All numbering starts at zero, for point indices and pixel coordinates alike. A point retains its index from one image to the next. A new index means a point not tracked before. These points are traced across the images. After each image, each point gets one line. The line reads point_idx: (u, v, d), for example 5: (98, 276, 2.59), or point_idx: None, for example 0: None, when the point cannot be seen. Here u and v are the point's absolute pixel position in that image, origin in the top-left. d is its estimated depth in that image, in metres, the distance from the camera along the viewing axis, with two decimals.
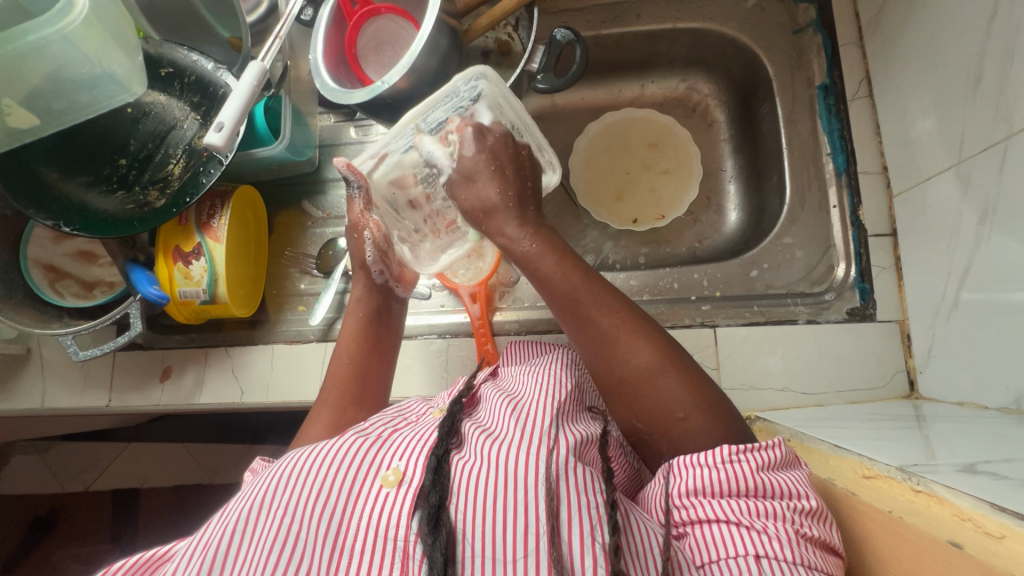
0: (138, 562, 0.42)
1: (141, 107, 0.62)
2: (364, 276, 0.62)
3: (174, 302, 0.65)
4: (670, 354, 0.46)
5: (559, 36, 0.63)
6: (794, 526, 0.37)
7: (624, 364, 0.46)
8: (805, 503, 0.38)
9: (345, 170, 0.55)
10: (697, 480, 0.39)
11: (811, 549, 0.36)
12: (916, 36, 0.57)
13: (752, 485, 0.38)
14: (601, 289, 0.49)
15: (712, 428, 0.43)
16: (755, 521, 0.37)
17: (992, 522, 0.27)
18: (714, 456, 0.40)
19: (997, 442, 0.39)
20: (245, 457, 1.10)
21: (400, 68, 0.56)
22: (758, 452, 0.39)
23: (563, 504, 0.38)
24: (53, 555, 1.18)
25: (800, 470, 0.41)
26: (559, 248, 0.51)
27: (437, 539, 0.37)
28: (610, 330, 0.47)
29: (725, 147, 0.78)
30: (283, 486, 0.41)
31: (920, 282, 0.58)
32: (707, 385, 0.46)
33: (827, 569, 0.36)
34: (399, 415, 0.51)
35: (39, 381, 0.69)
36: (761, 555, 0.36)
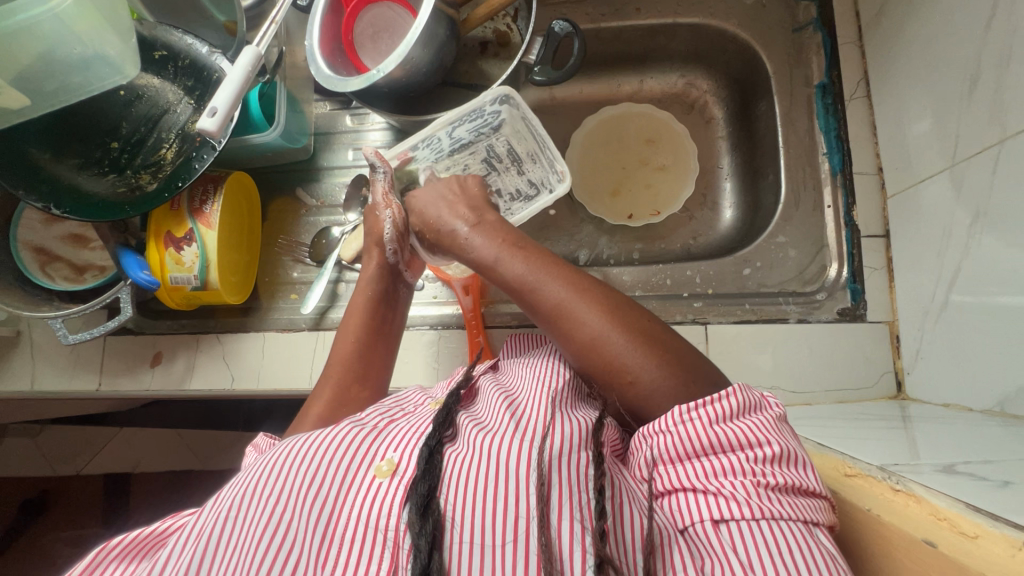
0: (134, 540, 0.43)
1: (134, 90, 0.60)
2: (378, 254, 0.61)
3: (164, 287, 0.64)
4: (615, 316, 0.44)
5: (557, 29, 0.61)
6: (753, 478, 0.36)
7: (570, 336, 0.45)
8: (764, 450, 0.38)
9: (371, 156, 0.60)
10: (653, 448, 0.40)
11: (775, 497, 0.36)
12: (915, 37, 0.57)
13: (706, 442, 0.38)
14: (544, 263, 0.48)
15: (664, 382, 0.42)
16: (710, 484, 0.37)
17: (967, 522, 0.27)
18: (669, 419, 0.40)
19: (979, 443, 0.39)
20: (238, 444, 1.11)
21: (395, 56, 0.55)
22: (711, 406, 0.39)
23: (553, 490, 0.38)
24: (45, 537, 1.19)
25: (766, 413, 0.40)
26: (501, 237, 0.51)
27: (424, 526, 0.37)
28: (553, 302, 0.45)
29: (722, 144, 0.78)
30: (275, 475, 0.41)
31: (910, 284, 0.58)
32: (657, 340, 0.44)
33: (799, 515, 0.35)
34: (396, 406, 0.51)
35: (28, 364, 0.69)
36: (720, 519, 0.36)
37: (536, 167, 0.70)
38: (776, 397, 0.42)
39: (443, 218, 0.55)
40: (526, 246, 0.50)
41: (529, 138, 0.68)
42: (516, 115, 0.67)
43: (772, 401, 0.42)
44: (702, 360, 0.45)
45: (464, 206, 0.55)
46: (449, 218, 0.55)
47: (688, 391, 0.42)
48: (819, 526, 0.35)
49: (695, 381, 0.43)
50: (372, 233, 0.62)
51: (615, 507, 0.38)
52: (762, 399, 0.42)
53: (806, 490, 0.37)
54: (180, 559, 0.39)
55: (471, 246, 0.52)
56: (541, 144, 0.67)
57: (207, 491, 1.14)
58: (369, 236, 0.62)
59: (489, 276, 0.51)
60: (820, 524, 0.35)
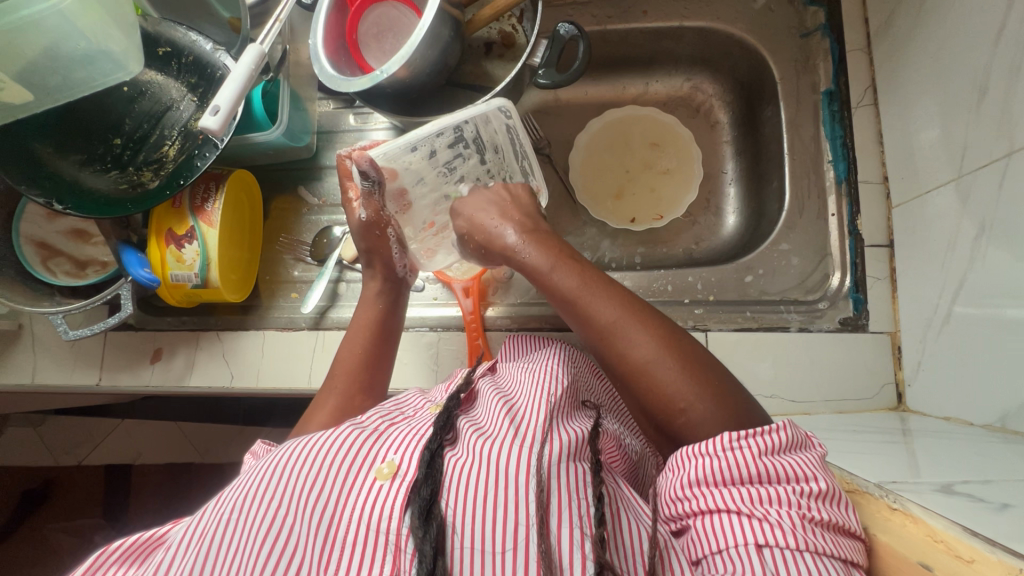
0: (134, 543, 0.43)
1: (137, 86, 0.60)
2: (383, 272, 0.61)
3: (165, 284, 0.64)
4: (670, 342, 0.44)
5: (562, 31, 0.61)
6: (799, 510, 0.35)
7: (622, 356, 0.45)
8: (812, 485, 0.36)
9: (367, 166, 0.53)
10: (699, 469, 0.38)
11: (820, 533, 0.35)
12: (924, 46, 0.56)
13: (756, 471, 0.37)
14: (598, 282, 0.48)
15: (715, 415, 0.41)
16: (755, 509, 0.36)
17: (963, 545, 0.27)
18: (714, 444, 0.38)
19: (979, 461, 0.39)
20: (237, 438, 1.11)
21: (399, 58, 0.55)
22: (766, 436, 0.38)
23: (552, 497, 0.38)
24: (44, 527, 1.19)
25: (811, 450, 0.39)
26: (555, 249, 0.51)
27: (428, 532, 0.37)
28: (606, 322, 0.46)
29: (727, 150, 0.77)
30: (277, 477, 0.41)
31: (913, 295, 0.57)
32: (711, 372, 0.43)
33: (841, 554, 0.34)
34: (396, 410, 0.51)
35: (29, 357, 0.69)
36: (763, 544, 0.35)
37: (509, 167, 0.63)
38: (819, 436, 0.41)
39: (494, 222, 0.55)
40: (579, 262, 0.50)
41: (503, 138, 0.59)
42: (497, 119, 0.56)
43: (817, 441, 0.41)
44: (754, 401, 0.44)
45: (518, 212, 0.56)
46: (497, 225, 0.55)
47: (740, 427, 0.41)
48: (856, 566, 0.34)
49: (747, 421, 0.42)
50: (373, 248, 0.60)
51: (612, 516, 0.39)
52: (805, 437, 0.41)
53: (849, 530, 0.35)
54: (184, 561, 0.39)
55: (522, 253, 0.52)
56: (520, 154, 0.61)
57: (207, 485, 1.15)
58: (372, 254, 0.60)
59: (538, 282, 0.50)
60: (856, 564, 0.34)
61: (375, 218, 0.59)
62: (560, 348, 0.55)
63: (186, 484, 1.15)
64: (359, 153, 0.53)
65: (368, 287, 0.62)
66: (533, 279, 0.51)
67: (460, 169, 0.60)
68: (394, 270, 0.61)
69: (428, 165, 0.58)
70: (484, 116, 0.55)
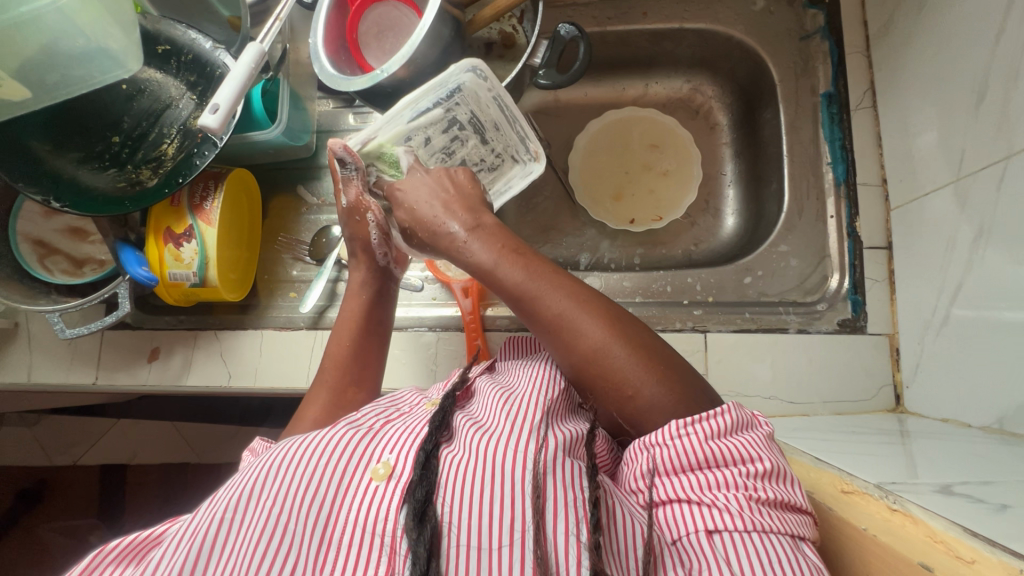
0: (129, 544, 0.42)
1: (136, 84, 0.61)
2: (367, 260, 0.61)
3: (164, 283, 0.64)
4: (618, 328, 0.44)
5: (563, 32, 0.61)
6: (746, 491, 0.37)
7: (571, 347, 0.44)
8: (757, 466, 0.38)
9: (342, 153, 0.55)
10: (650, 459, 0.40)
11: (766, 512, 0.36)
12: (923, 49, 0.56)
13: (704, 456, 0.38)
14: (546, 273, 0.46)
15: (665, 397, 0.42)
16: (705, 495, 0.37)
17: (964, 546, 0.27)
18: (665, 432, 0.39)
19: (978, 462, 0.39)
20: (233, 438, 1.11)
21: (400, 57, 0.56)
22: (709, 420, 0.39)
23: (547, 499, 0.38)
24: (39, 527, 1.19)
25: (757, 431, 0.41)
26: (500, 243, 0.49)
27: (422, 534, 0.37)
28: (554, 313, 0.44)
29: (726, 151, 0.78)
30: (273, 476, 0.41)
31: (912, 297, 0.57)
32: (659, 356, 0.43)
33: (787, 530, 0.35)
34: (391, 406, 0.51)
35: (25, 356, 0.69)
36: (714, 530, 0.36)
37: (504, 138, 0.65)
38: (766, 415, 0.43)
39: (437, 217, 0.52)
40: (524, 253, 0.48)
41: (491, 107, 0.62)
42: (480, 90, 0.60)
43: (763, 420, 0.42)
44: (702, 380, 0.44)
45: (461, 207, 0.53)
46: (441, 218, 0.52)
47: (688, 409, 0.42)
48: (805, 540, 0.36)
49: (694, 400, 0.42)
50: (356, 236, 0.60)
51: (609, 515, 0.38)
52: (752, 417, 0.42)
53: (795, 506, 0.37)
54: (173, 558, 0.38)
55: (468, 251, 0.50)
56: (511, 121, 0.63)
57: (204, 485, 1.14)
58: (354, 240, 0.60)
59: (483, 279, 0.49)
60: (805, 538, 0.36)
61: (356, 204, 0.58)
62: None
63: (183, 484, 1.15)
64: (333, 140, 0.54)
65: (352, 277, 0.61)
66: (479, 275, 0.49)
67: (460, 151, 0.65)
68: (377, 258, 0.61)
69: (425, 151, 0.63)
70: (468, 86, 0.59)
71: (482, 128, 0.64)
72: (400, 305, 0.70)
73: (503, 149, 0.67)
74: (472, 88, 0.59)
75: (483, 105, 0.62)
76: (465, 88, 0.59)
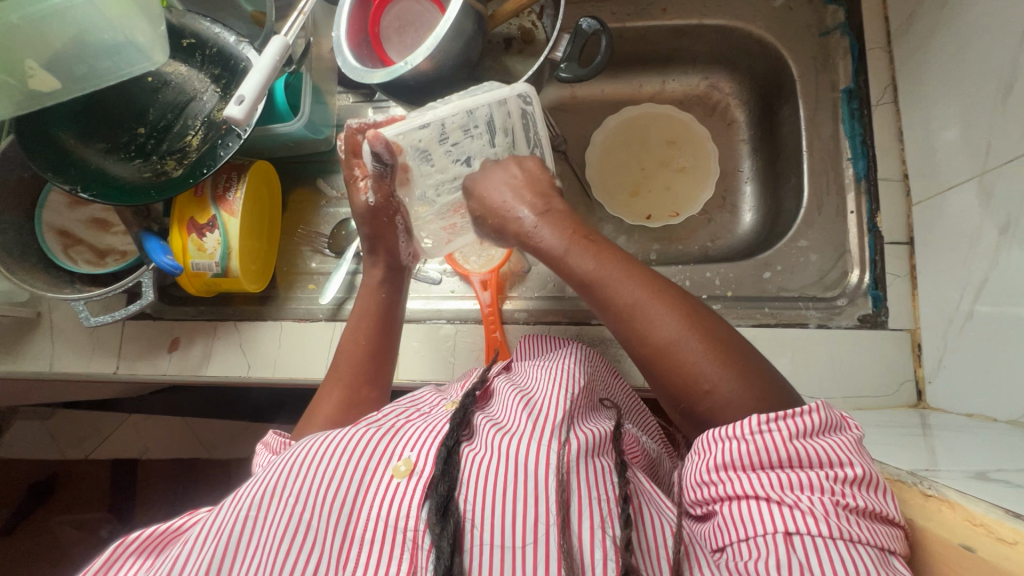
0: (151, 536, 0.43)
1: (161, 77, 0.63)
2: (386, 257, 0.61)
3: (186, 273, 0.64)
4: (692, 321, 0.43)
5: (585, 26, 0.62)
6: (832, 497, 0.34)
7: (644, 338, 0.43)
8: (846, 470, 0.35)
9: (382, 149, 0.51)
10: (726, 453, 0.37)
11: (854, 520, 0.34)
12: (947, 44, 0.57)
13: (786, 455, 0.36)
14: (615, 262, 0.46)
15: (742, 397, 0.40)
16: (786, 496, 0.35)
17: (1005, 528, 0.28)
18: (743, 427, 0.37)
19: (1008, 453, 0.39)
20: (243, 434, 1.11)
21: (423, 50, 0.55)
22: (797, 418, 0.37)
23: (573, 497, 0.38)
24: (51, 520, 1.20)
25: (846, 433, 0.38)
26: (570, 230, 0.48)
27: (445, 529, 0.37)
28: (625, 303, 0.44)
29: (743, 148, 0.78)
30: (295, 474, 0.41)
31: (935, 292, 0.57)
32: (736, 350, 0.42)
33: (876, 541, 0.33)
34: (412, 406, 0.50)
35: (47, 344, 0.70)
36: (793, 532, 0.34)
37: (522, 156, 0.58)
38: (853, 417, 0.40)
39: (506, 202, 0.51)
40: (595, 240, 0.48)
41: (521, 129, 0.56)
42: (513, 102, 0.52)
43: (852, 422, 0.39)
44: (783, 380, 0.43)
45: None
46: (509, 203, 0.51)
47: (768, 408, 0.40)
48: (893, 554, 0.33)
49: (776, 397, 0.41)
50: (378, 235, 0.60)
51: (640, 515, 0.39)
52: (840, 418, 0.39)
53: (885, 517, 0.34)
54: (197, 555, 0.39)
55: (537, 237, 0.49)
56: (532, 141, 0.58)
57: (214, 480, 1.15)
58: (377, 239, 0.60)
59: (553, 265, 0.48)
60: (894, 551, 0.33)
61: (385, 204, 0.58)
62: (578, 348, 0.54)
63: (194, 478, 1.16)
64: (373, 134, 0.50)
65: (369, 274, 0.62)
66: (552, 264, 0.49)
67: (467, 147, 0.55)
68: (398, 257, 0.61)
69: (436, 143, 0.53)
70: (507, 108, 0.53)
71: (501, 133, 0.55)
72: (419, 298, 0.70)
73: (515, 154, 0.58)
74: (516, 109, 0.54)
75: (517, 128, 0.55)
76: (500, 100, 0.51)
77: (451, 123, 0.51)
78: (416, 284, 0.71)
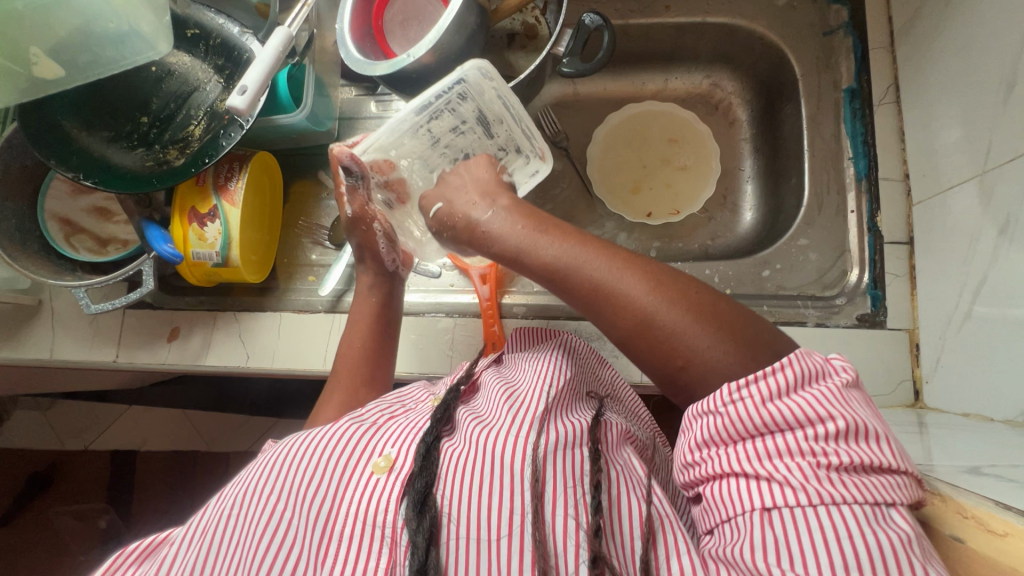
0: (133, 551, 0.42)
1: (164, 67, 0.63)
2: (374, 265, 0.62)
3: (187, 262, 0.65)
4: (662, 292, 0.41)
5: (587, 21, 0.62)
6: (815, 459, 0.34)
7: (614, 318, 0.42)
8: (827, 426, 0.34)
9: (348, 162, 0.54)
10: (704, 430, 0.38)
11: (840, 480, 0.33)
12: (950, 43, 0.56)
13: (763, 420, 0.35)
14: (576, 240, 0.44)
15: (720, 367, 0.38)
16: (763, 468, 0.35)
17: (997, 521, 0.29)
18: (714, 400, 0.37)
19: (1002, 451, 0.39)
20: (241, 427, 1.12)
21: (426, 43, 0.56)
22: (767, 380, 0.36)
23: (547, 486, 0.38)
24: (49, 510, 1.20)
25: (833, 380, 0.36)
26: (523, 216, 0.48)
27: (421, 523, 0.37)
28: (590, 283, 0.42)
29: (745, 147, 0.78)
30: (276, 474, 0.41)
31: (934, 292, 0.57)
32: (713, 316, 0.40)
33: (869, 498, 0.32)
34: (397, 402, 0.50)
35: (47, 332, 0.70)
36: (771, 507, 0.34)
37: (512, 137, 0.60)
38: (843, 360, 0.38)
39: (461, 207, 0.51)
40: (557, 225, 0.46)
41: (500, 106, 0.56)
42: (485, 84, 0.54)
43: (839, 364, 0.38)
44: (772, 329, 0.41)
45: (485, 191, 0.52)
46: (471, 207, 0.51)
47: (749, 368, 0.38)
48: (895, 506, 0.33)
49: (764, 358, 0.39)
50: (363, 243, 0.62)
51: (610, 501, 0.39)
52: (826, 362, 0.38)
53: (882, 467, 0.34)
54: (185, 559, 0.39)
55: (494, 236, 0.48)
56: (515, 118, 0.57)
57: (212, 472, 1.15)
58: (363, 248, 0.62)
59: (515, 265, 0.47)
60: (894, 504, 0.33)
61: (361, 213, 0.60)
62: (568, 339, 0.53)
63: (192, 470, 1.16)
64: (340, 150, 0.54)
65: (361, 280, 0.63)
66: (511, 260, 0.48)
67: (459, 144, 0.59)
68: (383, 263, 0.62)
69: (429, 149, 0.57)
70: (470, 86, 0.53)
71: (487, 122, 0.58)
72: (418, 291, 0.70)
73: (509, 143, 0.60)
74: (479, 87, 0.54)
75: (491, 104, 0.56)
76: (467, 87, 0.53)
77: (432, 125, 0.55)
78: (415, 276, 0.71)
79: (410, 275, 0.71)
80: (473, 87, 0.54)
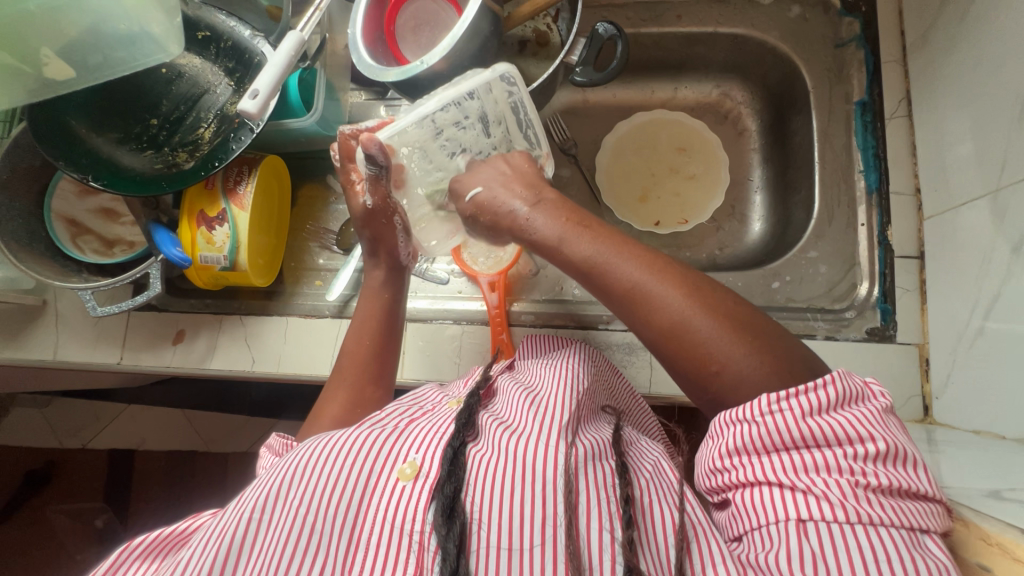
0: (155, 539, 0.43)
1: (175, 69, 0.63)
2: (387, 259, 0.62)
3: (194, 266, 0.64)
4: (699, 297, 0.42)
5: (601, 30, 0.62)
6: (852, 478, 0.34)
7: (649, 320, 0.42)
8: (867, 448, 0.35)
9: (376, 151, 0.51)
10: (738, 437, 0.38)
11: (877, 501, 0.34)
12: (963, 59, 0.57)
13: (801, 435, 0.36)
14: (615, 244, 0.45)
15: (753, 372, 0.39)
16: (800, 481, 0.35)
17: (1021, 548, 0.29)
18: (753, 409, 0.37)
19: (1017, 472, 0.39)
20: (242, 429, 1.11)
21: (439, 50, 0.56)
22: (810, 395, 0.36)
23: (581, 497, 0.38)
24: (46, 508, 1.19)
25: (869, 405, 0.37)
26: (564, 216, 0.47)
27: (451, 531, 0.36)
28: (627, 283, 0.43)
29: (755, 157, 0.78)
30: (299, 478, 0.40)
31: (944, 308, 0.57)
32: (745, 323, 0.41)
33: (904, 522, 0.33)
34: (414, 405, 0.50)
35: (51, 333, 0.69)
36: (807, 519, 0.34)
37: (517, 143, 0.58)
38: (880, 386, 0.39)
39: (498, 199, 0.50)
40: (590, 227, 0.46)
41: (511, 113, 0.56)
42: (503, 88, 0.54)
43: (878, 391, 0.38)
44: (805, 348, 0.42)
45: (519, 183, 0.51)
46: (507, 199, 0.50)
47: (783, 381, 0.39)
48: (927, 532, 0.33)
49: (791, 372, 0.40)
50: (377, 236, 0.61)
51: (642, 512, 0.39)
52: (864, 387, 0.38)
53: (915, 493, 0.35)
54: (202, 558, 0.38)
55: (532, 230, 0.47)
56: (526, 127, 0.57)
57: (211, 474, 1.15)
58: (376, 241, 0.61)
59: (548, 257, 0.47)
60: (927, 530, 0.34)
61: (381, 206, 0.58)
62: (579, 348, 0.53)
63: (190, 471, 1.16)
64: (368, 137, 0.51)
65: (371, 275, 0.62)
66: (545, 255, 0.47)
67: (462, 141, 0.55)
68: (396, 257, 0.62)
69: (431, 140, 0.54)
70: (491, 89, 0.53)
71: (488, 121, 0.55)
72: (426, 297, 0.70)
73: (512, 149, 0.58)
74: (498, 91, 0.54)
75: (504, 111, 0.55)
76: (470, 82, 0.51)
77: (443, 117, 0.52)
78: (423, 283, 0.71)
79: (418, 282, 0.71)
80: (492, 92, 0.53)
